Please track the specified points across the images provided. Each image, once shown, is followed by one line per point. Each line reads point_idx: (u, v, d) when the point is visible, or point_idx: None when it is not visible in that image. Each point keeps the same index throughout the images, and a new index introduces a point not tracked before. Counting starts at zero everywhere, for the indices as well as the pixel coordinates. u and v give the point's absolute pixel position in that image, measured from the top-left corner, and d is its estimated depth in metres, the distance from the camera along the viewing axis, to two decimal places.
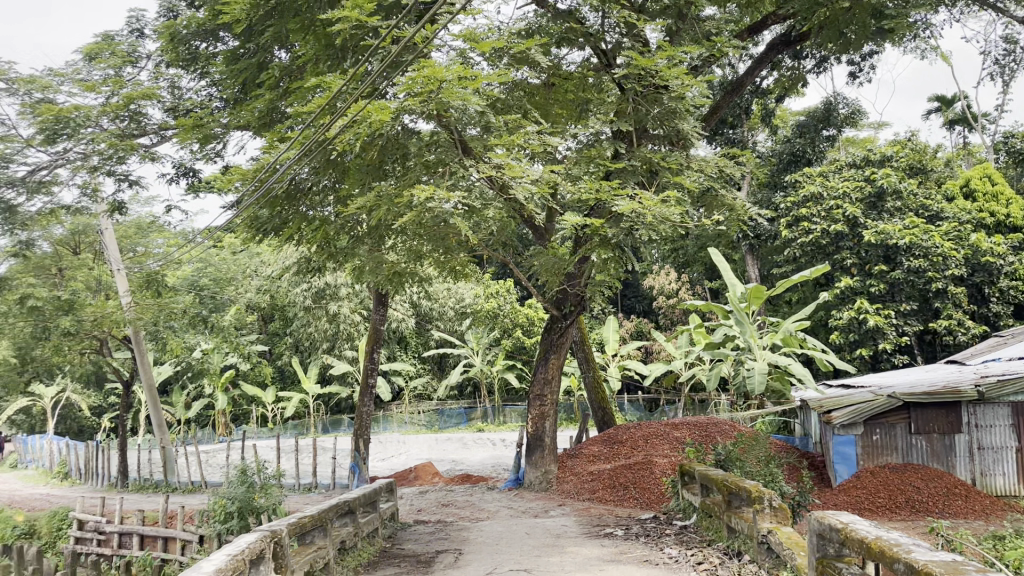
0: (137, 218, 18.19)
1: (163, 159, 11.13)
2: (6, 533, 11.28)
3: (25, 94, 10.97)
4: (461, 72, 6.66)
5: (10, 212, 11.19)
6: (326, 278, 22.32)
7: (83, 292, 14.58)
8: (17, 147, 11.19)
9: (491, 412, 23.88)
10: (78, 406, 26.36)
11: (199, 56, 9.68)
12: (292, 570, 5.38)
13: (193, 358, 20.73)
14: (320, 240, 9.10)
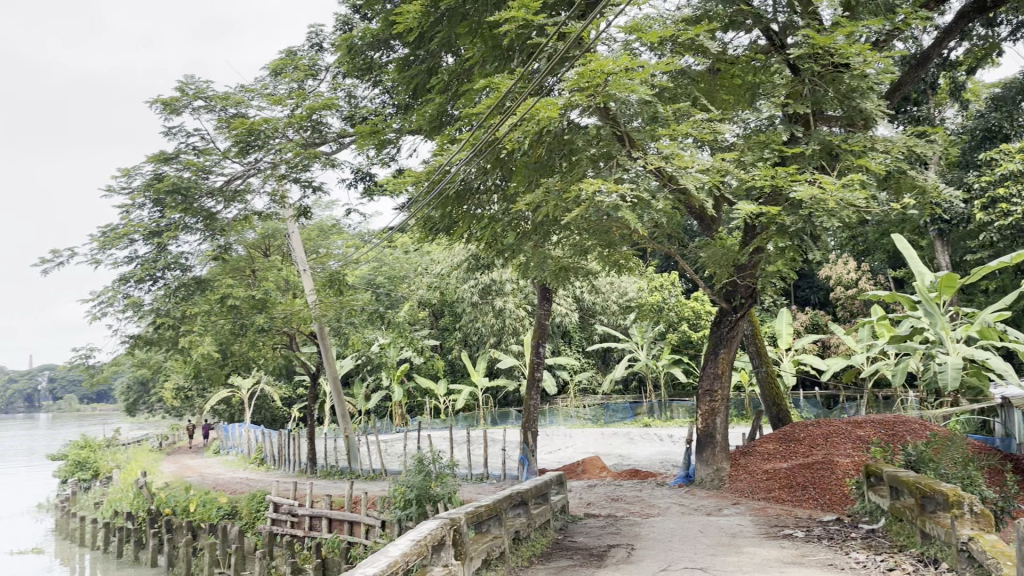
0: (319, 222, 19.42)
1: (342, 165, 11.80)
2: (212, 513, 12.15)
3: (221, 110, 11.99)
4: (628, 63, 6.60)
5: (211, 219, 12.32)
6: (493, 274, 22.87)
7: (274, 291, 15.74)
8: (215, 159, 12.24)
9: (658, 407, 23.45)
10: (271, 397, 28.54)
11: (373, 65, 10.15)
12: (470, 558, 5.57)
13: (371, 353, 21.86)
14: (488, 238, 9.32)
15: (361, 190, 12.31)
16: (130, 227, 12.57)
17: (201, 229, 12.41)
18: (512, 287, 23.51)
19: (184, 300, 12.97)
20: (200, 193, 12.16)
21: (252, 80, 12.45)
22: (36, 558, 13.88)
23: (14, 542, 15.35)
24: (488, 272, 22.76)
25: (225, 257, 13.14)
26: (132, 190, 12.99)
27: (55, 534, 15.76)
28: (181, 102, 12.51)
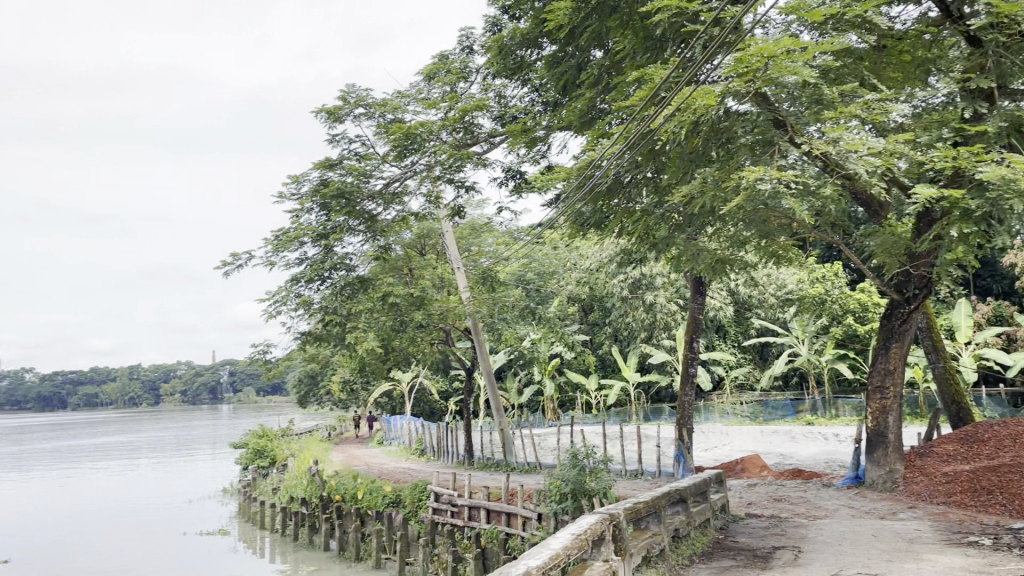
0: (471, 220, 19.91)
1: (493, 164, 12.04)
2: (378, 501, 12.76)
3: (380, 116, 12.54)
4: (792, 45, 6.33)
5: (372, 220, 12.92)
6: (643, 269, 22.61)
7: (431, 288, 16.29)
8: (375, 163, 12.81)
9: (822, 405, 22.16)
10: (428, 391, 29.56)
11: (523, 64, 10.26)
12: (631, 554, 5.55)
13: (523, 348, 22.18)
14: (639, 233, 9.22)
15: (512, 189, 12.49)
16: (300, 231, 13.43)
17: (363, 231, 13.06)
18: (663, 281, 23.12)
19: (349, 298, 13.70)
20: (362, 197, 12.79)
21: (407, 85, 12.93)
22: (222, 538, 15.10)
23: (204, 523, 16.78)
24: (639, 266, 22.50)
25: (385, 257, 13.76)
26: (301, 196, 13.87)
27: (239, 517, 17.08)
28: (343, 110, 13.20)
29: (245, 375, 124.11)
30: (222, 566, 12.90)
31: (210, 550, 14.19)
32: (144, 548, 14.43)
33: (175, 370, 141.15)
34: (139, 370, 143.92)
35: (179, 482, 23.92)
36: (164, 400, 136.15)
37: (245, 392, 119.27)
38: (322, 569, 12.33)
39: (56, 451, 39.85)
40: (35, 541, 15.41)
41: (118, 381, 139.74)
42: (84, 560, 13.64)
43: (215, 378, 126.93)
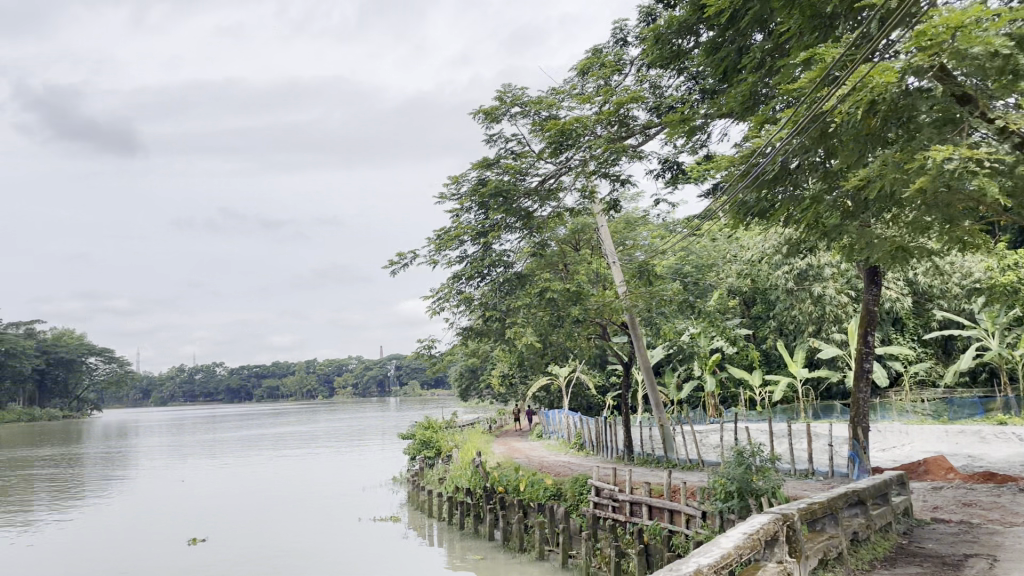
0: (627, 214, 19.76)
1: (649, 156, 11.87)
2: (540, 493, 12.94)
3: (535, 114, 12.70)
4: (981, 12, 5.83)
5: (529, 217, 13.12)
6: (809, 259, 21.58)
7: (588, 283, 16.31)
8: (531, 160, 13.00)
9: (1017, 404, 20.22)
10: (586, 386, 29.64)
11: (680, 53, 10.04)
12: (807, 556, 5.34)
13: (681, 342, 21.76)
14: (807, 222, 8.79)
15: (668, 180, 12.22)
16: (460, 230, 13.85)
17: (521, 228, 13.29)
18: (831, 272, 21.93)
19: (508, 294, 13.98)
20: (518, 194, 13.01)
21: (561, 81, 13.01)
22: (393, 525, 15.85)
23: (377, 509, 17.67)
24: (804, 256, 21.49)
25: (542, 253, 13.95)
26: (461, 195, 14.31)
27: (408, 505, 17.85)
28: (500, 110, 13.46)
29: (409, 369, 129.41)
30: (394, 551, 13.54)
31: (383, 535, 14.93)
32: (324, 532, 15.39)
33: (345, 364, 149.29)
34: (314, 364, 153.37)
35: (353, 470, 25.30)
36: (336, 393, 144.34)
37: (410, 385, 124.35)
38: (486, 558, 12.67)
39: (244, 439, 43.22)
40: (229, 521, 16.80)
41: (295, 375, 149.55)
42: (271, 540, 14.73)
43: (382, 372, 133.07)
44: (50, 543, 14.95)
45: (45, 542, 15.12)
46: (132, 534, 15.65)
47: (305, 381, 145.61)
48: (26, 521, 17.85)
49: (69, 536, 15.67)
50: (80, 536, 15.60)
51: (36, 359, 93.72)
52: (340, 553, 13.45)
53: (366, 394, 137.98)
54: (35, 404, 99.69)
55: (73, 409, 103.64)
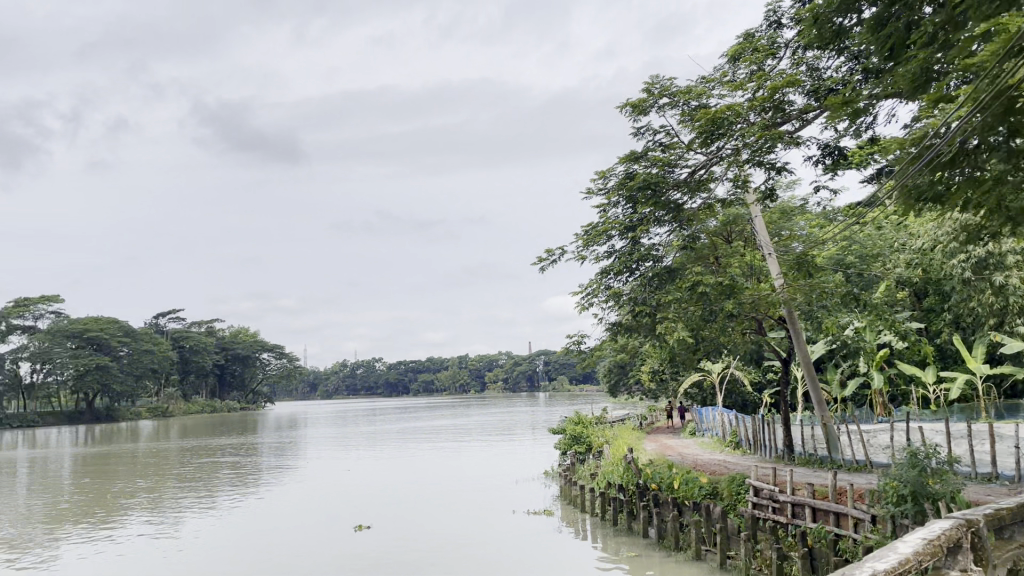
0: (783, 204, 18.96)
1: (807, 143, 11.32)
2: (695, 491, 12.69)
3: (684, 104, 12.45)
4: None
5: (679, 210, 12.87)
6: (989, 246, 19.89)
7: (743, 276, 15.80)
8: (680, 152, 12.75)
9: None
10: (741, 383, 28.74)
11: (841, 32, 9.51)
12: (995, 566, 4.96)
13: (845, 337, 20.67)
14: (989, 207, 8.08)
15: (828, 167, 11.58)
16: (608, 224, 13.84)
17: (670, 221, 13.07)
18: (1016, 259, 20.02)
19: (657, 289, 13.83)
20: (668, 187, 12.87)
21: (712, 70, 12.72)
22: (547, 518, 16.04)
23: (530, 503, 17.93)
24: (983, 242, 19.83)
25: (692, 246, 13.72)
26: (608, 190, 14.34)
27: (562, 499, 18.01)
28: (647, 102, 13.31)
29: (557, 365, 130.33)
30: (549, 544, 13.71)
31: (537, 528, 15.15)
32: (480, 522, 15.82)
33: (496, 360, 152.35)
34: (466, 360, 157.48)
35: (506, 463, 25.80)
36: (487, 388, 147.60)
37: (558, 380, 125.29)
38: (641, 555, 12.55)
39: (402, 431, 45.07)
40: (392, 510, 17.59)
41: (448, 370, 154.14)
42: (431, 529, 15.30)
43: (531, 367, 134.80)
44: (234, 525, 16.23)
45: (229, 524, 16.44)
46: (304, 519, 16.72)
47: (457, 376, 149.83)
48: (212, 504, 19.47)
49: (250, 520, 16.94)
50: (256, 520, 16.80)
51: (216, 355, 101.72)
52: (496, 544, 13.78)
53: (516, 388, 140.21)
54: (216, 397, 108.22)
55: (249, 401, 111.68)
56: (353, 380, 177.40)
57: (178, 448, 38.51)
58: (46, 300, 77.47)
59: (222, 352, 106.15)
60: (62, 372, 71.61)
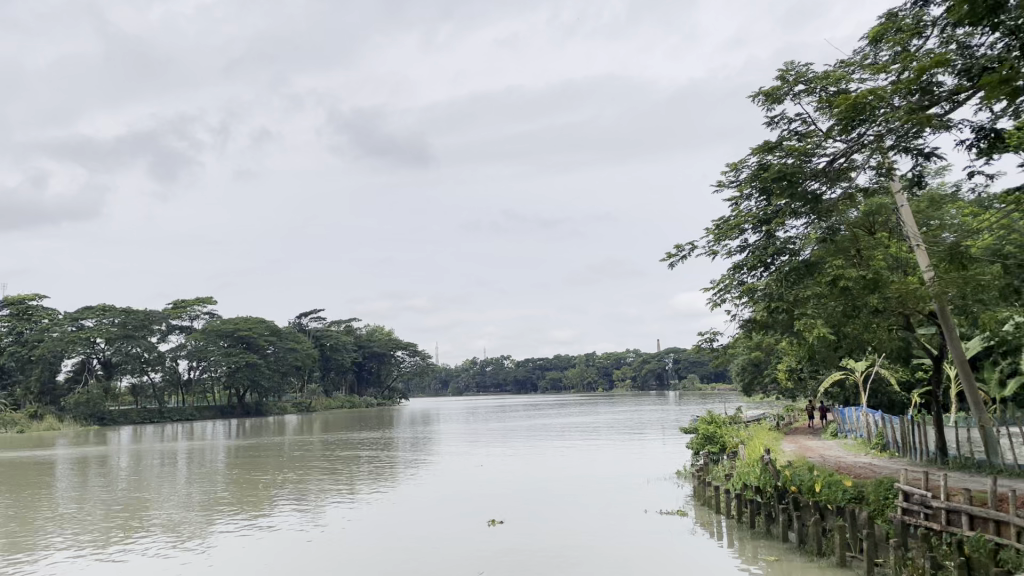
0: (932, 192, 17.83)
1: (959, 127, 10.64)
2: (838, 495, 12.12)
3: (822, 90, 11.98)
4: None
5: (818, 201, 12.43)
6: None
7: (888, 269, 14.98)
8: (818, 140, 12.31)
9: None
10: (887, 382, 27.25)
11: (998, 6, 8.79)
12: None
13: (1004, 332, 19.20)
14: None
15: (981, 151, 10.82)
16: (741, 218, 13.49)
17: (807, 212, 12.61)
18: None
19: (794, 284, 13.35)
20: (805, 177, 12.45)
21: (852, 53, 12.17)
22: (680, 519, 15.78)
23: (663, 503, 17.71)
24: None
25: (833, 238, 13.18)
26: (741, 183, 14.03)
27: (695, 499, 17.68)
28: (781, 90, 12.90)
29: (688, 363, 127.83)
30: (683, 545, 13.49)
31: (670, 528, 14.94)
32: (612, 521, 15.78)
33: (624, 358, 151.00)
34: (594, 358, 157.00)
35: (637, 462, 25.57)
36: (616, 386, 146.56)
37: (688, 378, 122.81)
38: (781, 560, 12.10)
39: (531, 429, 45.49)
40: (524, 506, 17.82)
41: (576, 368, 154.15)
42: (562, 526, 15.40)
43: (660, 365, 132.77)
44: (374, 517, 16.93)
45: (370, 515, 17.15)
46: (440, 513, 17.22)
47: (586, 374, 149.60)
48: (354, 495, 20.38)
49: (388, 511, 17.62)
50: (397, 513, 17.43)
51: (354, 353, 106.06)
52: (628, 543, 13.72)
53: (645, 387, 138.46)
54: (354, 393, 112.81)
55: (384, 397, 115.74)
56: (483, 378, 180.47)
57: (321, 442, 40.45)
58: (201, 302, 83.25)
59: (359, 350, 110.56)
60: (215, 369, 76.80)
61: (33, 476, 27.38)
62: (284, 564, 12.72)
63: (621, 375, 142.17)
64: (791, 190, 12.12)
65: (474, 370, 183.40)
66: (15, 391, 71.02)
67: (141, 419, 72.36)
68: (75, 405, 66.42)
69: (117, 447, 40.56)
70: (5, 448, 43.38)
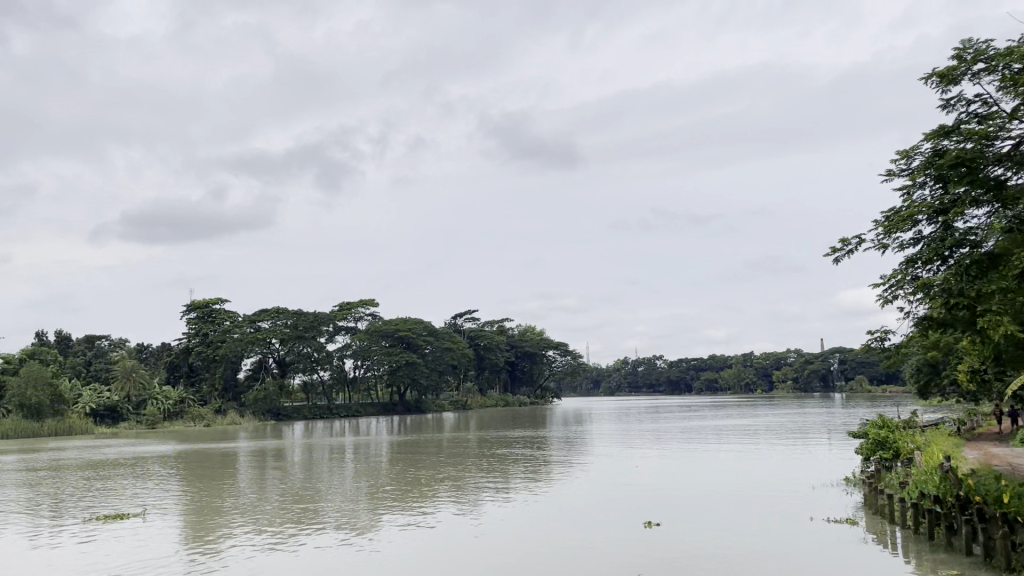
0: None
1: None
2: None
3: (1005, 68, 11.08)
4: None
5: (1003, 187, 11.50)
6: None
7: None
8: (1001, 121, 11.40)
9: None
10: None
11: None
12: None
13: None
14: None
15: None
16: (914, 209, 12.69)
17: (990, 201, 11.69)
18: None
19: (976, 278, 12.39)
20: (986, 162, 11.56)
21: None
22: (850, 528, 14.95)
23: (830, 510, 16.87)
24: None
25: (1019, 228, 12.14)
26: (914, 170, 13.26)
27: (866, 508, 16.72)
28: (958, 70, 12.04)
29: (856, 364, 120.83)
30: (853, 555, 12.78)
31: (838, 537, 14.20)
32: (773, 528, 15.20)
33: (784, 358, 144.83)
34: (752, 358, 151.66)
35: (800, 467, 24.51)
36: (776, 387, 140.90)
37: (856, 380, 116.06)
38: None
39: (687, 430, 44.60)
40: (680, 508, 17.55)
41: (733, 368, 149.51)
42: (721, 530, 15.02)
43: (825, 366, 126.25)
44: (530, 514, 17.20)
45: (526, 513, 17.44)
46: (595, 513, 17.23)
47: (743, 375, 144.82)
48: (510, 493, 20.75)
49: (544, 509, 17.85)
50: (552, 511, 17.58)
51: (507, 352, 107.94)
52: (792, 551, 13.20)
53: (808, 388, 132.14)
54: (507, 391, 114.88)
55: (537, 396, 117.04)
56: (636, 378, 178.51)
57: (476, 439, 41.51)
58: (364, 304, 87.52)
59: (511, 350, 112.44)
60: (378, 367, 80.50)
61: (220, 466, 29.72)
62: (447, 558, 13.16)
63: (782, 376, 136.53)
64: (972, 176, 11.35)
65: (627, 370, 181.83)
66: (202, 387, 77.51)
67: (312, 415, 77.01)
68: (254, 401, 71.67)
69: (290, 440, 43.34)
70: (195, 439, 47.43)
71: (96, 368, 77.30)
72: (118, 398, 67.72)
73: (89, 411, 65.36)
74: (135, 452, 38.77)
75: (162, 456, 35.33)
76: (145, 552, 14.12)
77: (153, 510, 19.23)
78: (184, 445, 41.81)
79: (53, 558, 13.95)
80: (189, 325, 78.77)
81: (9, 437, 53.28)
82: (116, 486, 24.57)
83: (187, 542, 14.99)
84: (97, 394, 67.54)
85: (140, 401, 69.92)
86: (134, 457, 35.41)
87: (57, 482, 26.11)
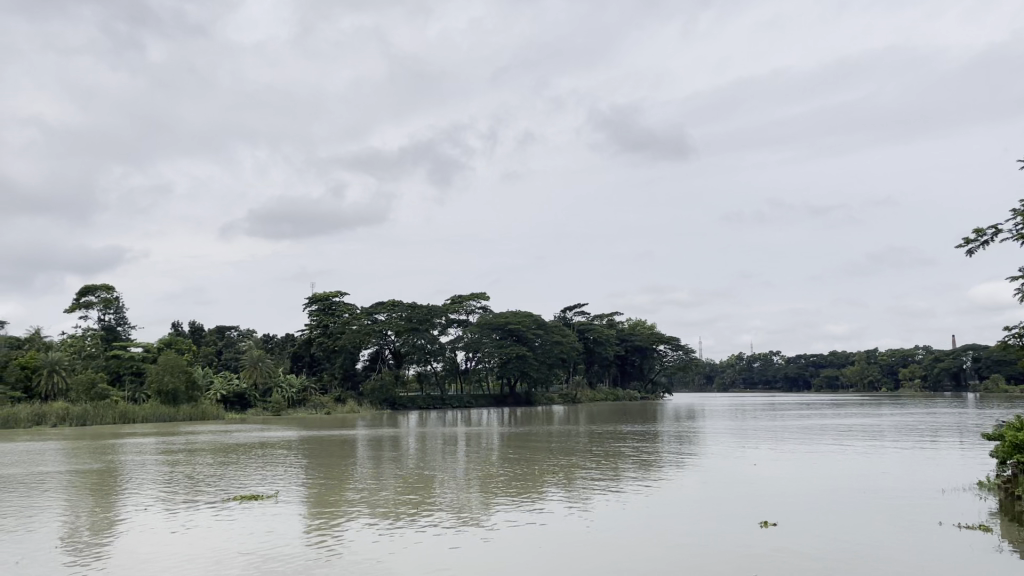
0: None
1: None
2: None
3: None
4: None
5: None
6: None
7: None
8: None
9: None
10: None
11: None
12: None
13: None
14: None
15: None
16: None
17: None
18: None
19: None
20: None
21: None
22: (984, 535, 14.12)
23: (961, 515, 16.01)
24: None
25: None
26: None
27: (1002, 513, 15.79)
28: None
29: (992, 361, 113.62)
30: (986, 563, 12.14)
31: (969, 544, 13.49)
32: (898, 532, 14.58)
33: (912, 355, 137.79)
34: (875, 355, 145.13)
35: (929, 469, 23.32)
36: (902, 385, 134.26)
37: (991, 379, 109.16)
38: None
39: (805, 429, 42.93)
40: (797, 508, 17.12)
41: (856, 366, 143.47)
42: (843, 533, 14.52)
43: (956, 364, 119.24)
44: (640, 510, 17.19)
45: (636, 508, 17.46)
46: (709, 511, 17.00)
47: (867, 372, 138.85)
48: (621, 488, 20.67)
49: (656, 506, 17.70)
50: (664, 507, 17.47)
51: (617, 346, 107.21)
52: (919, 558, 12.55)
53: (938, 387, 125.30)
54: (618, 386, 114.27)
55: (648, 391, 115.68)
56: (752, 376, 174.23)
57: (587, 432, 41.52)
58: (475, 297, 88.97)
59: (621, 344, 111.80)
60: (489, 360, 81.78)
61: (340, 454, 30.88)
62: (558, 553, 13.21)
63: (908, 374, 130.14)
64: None
65: (742, 367, 177.60)
66: (323, 376, 80.75)
67: (426, 404, 79.00)
68: (371, 390, 74.20)
69: (406, 430, 44.67)
70: (318, 426, 49.60)
71: (226, 357, 81.86)
72: (247, 385, 71.56)
73: (220, 397, 69.40)
74: (262, 438, 40.88)
75: (286, 442, 37.07)
76: (272, 535, 14.80)
77: (284, 492, 20.33)
78: (306, 432, 43.83)
79: (190, 536, 14.84)
80: (311, 316, 82.28)
81: (151, 420, 57.21)
82: (244, 470, 25.95)
83: (311, 525, 15.74)
84: (227, 381, 71.57)
85: (266, 388, 73.60)
86: (263, 442, 37.42)
87: (196, 464, 27.97)
